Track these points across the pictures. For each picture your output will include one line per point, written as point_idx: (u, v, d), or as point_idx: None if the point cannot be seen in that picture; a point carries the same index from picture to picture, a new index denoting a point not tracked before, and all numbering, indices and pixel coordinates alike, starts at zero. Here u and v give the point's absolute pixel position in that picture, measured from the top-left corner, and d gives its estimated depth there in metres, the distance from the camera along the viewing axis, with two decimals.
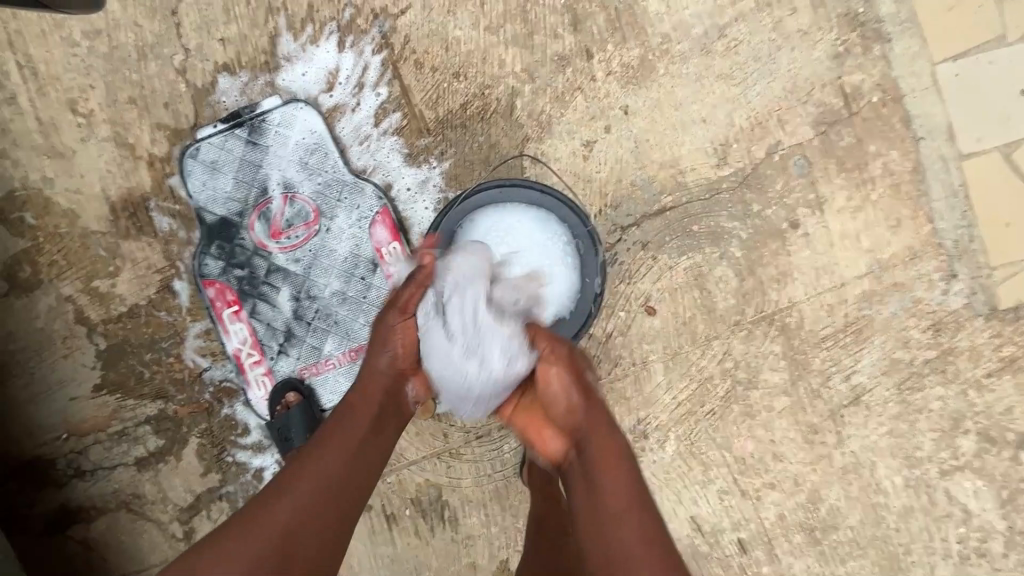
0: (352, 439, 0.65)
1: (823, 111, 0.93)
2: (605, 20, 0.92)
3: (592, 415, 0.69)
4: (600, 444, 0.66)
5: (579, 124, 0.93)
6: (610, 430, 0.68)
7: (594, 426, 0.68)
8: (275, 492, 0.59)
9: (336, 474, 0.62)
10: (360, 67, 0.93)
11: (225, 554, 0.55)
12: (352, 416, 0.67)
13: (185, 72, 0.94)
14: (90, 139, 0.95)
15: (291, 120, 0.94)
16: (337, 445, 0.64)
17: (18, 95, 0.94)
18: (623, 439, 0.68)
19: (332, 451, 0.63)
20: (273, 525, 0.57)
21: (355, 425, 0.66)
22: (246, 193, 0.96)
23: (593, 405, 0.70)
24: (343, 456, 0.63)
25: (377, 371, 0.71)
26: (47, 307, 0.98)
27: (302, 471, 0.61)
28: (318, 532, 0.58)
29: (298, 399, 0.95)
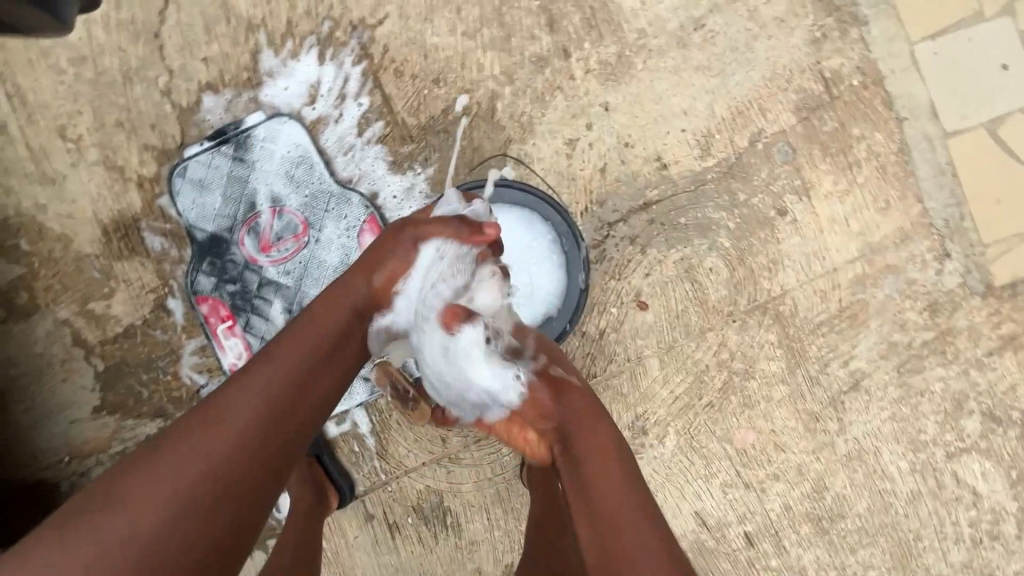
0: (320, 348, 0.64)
1: (803, 97, 0.93)
2: (581, 19, 0.93)
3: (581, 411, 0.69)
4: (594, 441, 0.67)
5: (561, 123, 0.93)
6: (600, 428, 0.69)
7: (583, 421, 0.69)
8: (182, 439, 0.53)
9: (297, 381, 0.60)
10: (340, 78, 0.94)
11: (88, 514, 0.49)
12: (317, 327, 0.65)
13: (169, 93, 0.95)
14: (80, 164, 0.97)
15: (275, 134, 0.95)
16: (279, 367, 0.60)
17: (8, 124, 0.96)
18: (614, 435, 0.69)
19: (270, 374, 0.59)
20: (174, 482, 0.51)
21: (299, 348, 0.62)
22: (235, 209, 0.97)
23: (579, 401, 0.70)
24: (283, 379, 0.59)
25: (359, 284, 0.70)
26: (46, 331, 1.00)
27: (232, 395, 0.56)
28: (232, 479, 0.53)
29: None
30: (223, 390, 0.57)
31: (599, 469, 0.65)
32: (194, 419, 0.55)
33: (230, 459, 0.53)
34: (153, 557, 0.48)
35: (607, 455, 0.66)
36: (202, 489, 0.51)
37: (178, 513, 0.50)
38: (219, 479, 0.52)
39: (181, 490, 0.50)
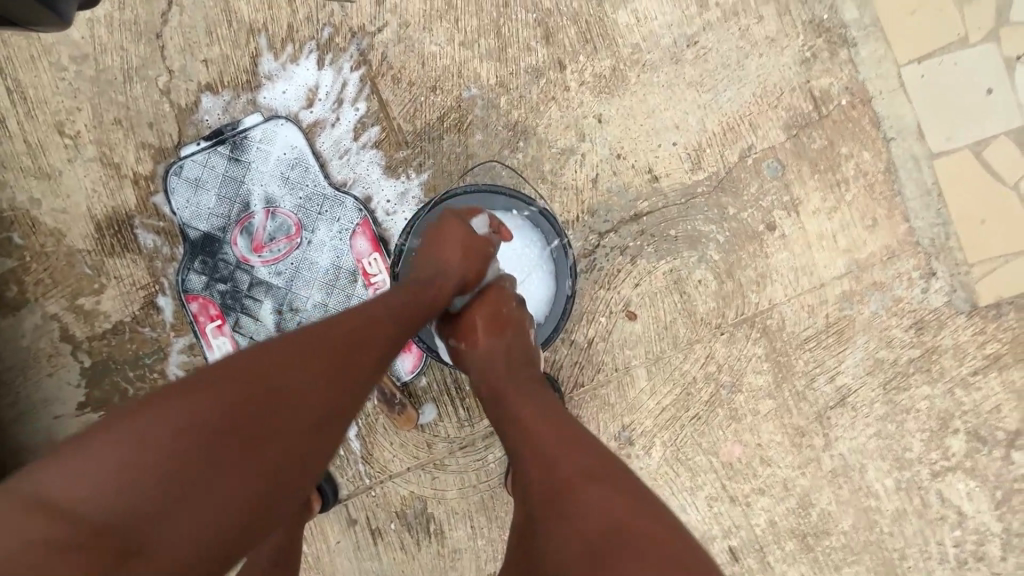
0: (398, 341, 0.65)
1: (793, 114, 0.94)
2: (576, 32, 0.95)
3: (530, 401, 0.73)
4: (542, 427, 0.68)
5: (554, 133, 0.95)
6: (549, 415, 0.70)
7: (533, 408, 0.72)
8: (273, 386, 0.51)
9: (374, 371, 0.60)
10: (339, 83, 0.95)
11: (135, 438, 0.45)
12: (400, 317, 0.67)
13: (169, 93, 0.96)
14: (77, 160, 0.98)
15: (272, 136, 0.96)
16: (359, 349, 0.59)
17: (7, 118, 0.97)
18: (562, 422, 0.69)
19: (355, 351, 0.59)
20: (251, 436, 0.49)
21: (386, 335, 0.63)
22: (229, 209, 0.97)
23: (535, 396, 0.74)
24: (363, 365, 0.59)
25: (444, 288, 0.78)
26: (34, 325, 1.00)
27: (322, 357, 0.55)
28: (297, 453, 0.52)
29: None
30: (317, 347, 0.56)
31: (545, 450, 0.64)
32: (278, 366, 0.53)
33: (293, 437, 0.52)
34: (205, 511, 0.46)
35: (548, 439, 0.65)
36: (264, 464, 0.50)
37: (245, 473, 0.49)
38: (283, 450, 0.51)
39: (255, 448, 0.49)
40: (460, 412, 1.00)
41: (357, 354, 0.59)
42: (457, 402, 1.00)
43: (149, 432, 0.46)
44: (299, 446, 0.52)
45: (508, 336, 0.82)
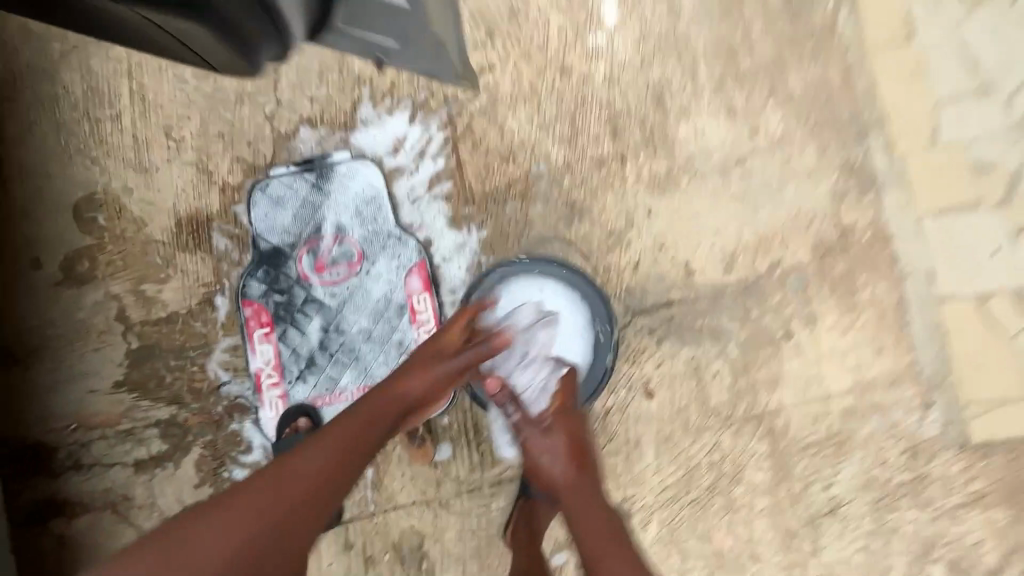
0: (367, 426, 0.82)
1: (820, 239, 1.05)
2: (642, 133, 1.06)
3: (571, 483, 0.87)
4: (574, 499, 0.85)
5: (607, 217, 1.05)
6: (586, 493, 0.86)
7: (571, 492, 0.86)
8: (263, 482, 0.70)
9: (349, 449, 0.78)
10: (424, 138, 1.06)
11: (184, 551, 0.63)
12: (358, 411, 0.83)
13: (271, 119, 1.07)
14: (174, 161, 1.07)
15: (355, 173, 1.06)
16: (334, 442, 0.77)
17: (123, 114, 1.08)
18: (596, 495, 0.86)
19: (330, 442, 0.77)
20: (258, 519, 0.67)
21: (350, 424, 0.81)
22: (301, 229, 1.06)
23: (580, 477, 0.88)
24: (337, 446, 0.77)
25: (403, 393, 0.87)
26: (94, 301, 1.07)
27: (302, 454, 0.74)
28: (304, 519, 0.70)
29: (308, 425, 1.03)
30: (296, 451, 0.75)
31: (580, 509, 0.84)
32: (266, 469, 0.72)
33: (314, 512, 0.71)
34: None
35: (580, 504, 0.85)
36: (288, 529, 0.69)
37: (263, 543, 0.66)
38: (290, 520, 0.69)
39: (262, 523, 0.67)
40: (473, 456, 1.05)
41: (331, 441, 0.77)
42: (472, 446, 1.05)
43: (177, 543, 0.63)
44: (306, 516, 0.70)
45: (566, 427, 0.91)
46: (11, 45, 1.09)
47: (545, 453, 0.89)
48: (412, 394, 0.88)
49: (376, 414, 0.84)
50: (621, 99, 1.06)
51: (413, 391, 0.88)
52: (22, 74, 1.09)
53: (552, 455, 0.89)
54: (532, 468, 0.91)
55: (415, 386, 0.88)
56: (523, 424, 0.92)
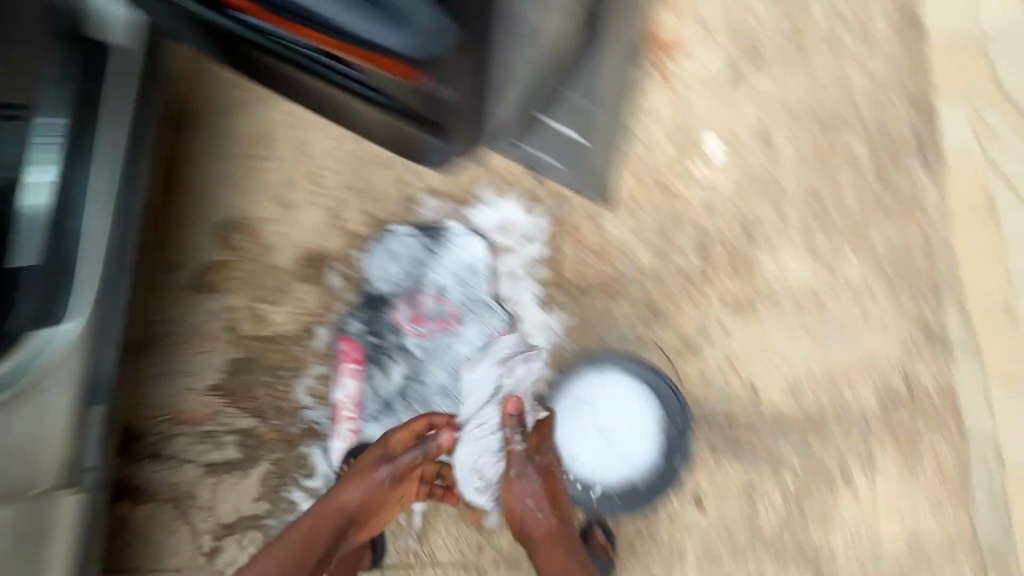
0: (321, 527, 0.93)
1: (887, 389, 1.10)
2: (728, 258, 1.15)
3: (547, 529, 0.97)
4: (545, 541, 0.97)
5: (685, 327, 1.13)
6: (556, 538, 0.97)
7: (547, 538, 0.97)
8: None
9: (304, 550, 0.90)
10: (530, 224, 1.19)
11: None
12: (312, 515, 0.93)
13: (402, 184, 1.23)
14: (312, 204, 1.23)
15: (464, 243, 1.19)
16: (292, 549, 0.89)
17: (280, 157, 1.26)
18: (562, 539, 0.97)
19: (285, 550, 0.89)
20: None
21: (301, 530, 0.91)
22: (406, 283, 1.18)
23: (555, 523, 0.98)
24: (292, 553, 0.89)
25: (346, 501, 0.94)
26: (212, 309, 1.20)
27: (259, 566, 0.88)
28: None
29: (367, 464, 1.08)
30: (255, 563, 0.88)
31: (548, 551, 0.96)
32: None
33: None
34: None
35: (553, 546, 0.96)
36: None
37: None
38: None
39: None
40: None
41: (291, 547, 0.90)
42: None
43: None
44: None
45: (544, 478, 0.99)
46: (199, 78, 1.27)
47: (530, 495, 0.97)
48: (352, 500, 0.94)
49: (318, 523, 0.92)
50: (713, 223, 1.17)
51: (359, 497, 0.95)
52: (202, 108, 1.26)
53: (532, 503, 0.97)
54: (510, 508, 0.98)
55: (351, 495, 0.94)
56: (512, 459, 0.99)
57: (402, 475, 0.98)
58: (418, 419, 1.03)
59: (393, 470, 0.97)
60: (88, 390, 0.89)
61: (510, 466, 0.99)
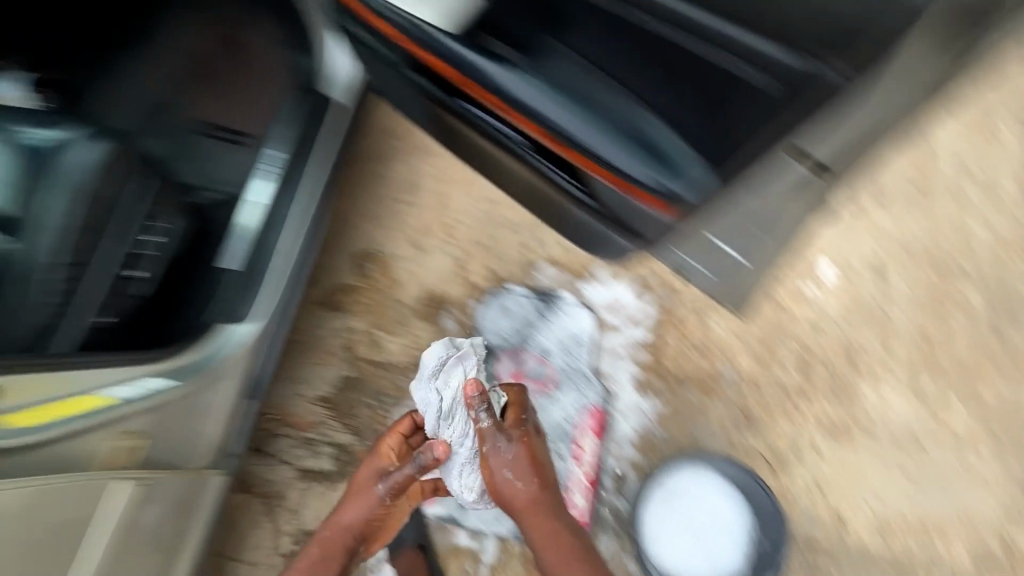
0: (328, 546, 1.02)
1: (981, 549, 1.10)
2: (830, 382, 1.18)
3: (530, 506, 0.98)
4: (533, 518, 0.98)
5: (778, 441, 1.17)
6: (543, 513, 0.98)
7: (531, 512, 0.98)
8: None
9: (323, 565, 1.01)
10: (638, 310, 1.26)
11: None
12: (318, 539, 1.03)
13: (524, 249, 1.33)
14: (441, 252, 1.36)
15: (573, 314, 1.27)
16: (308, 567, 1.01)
17: (419, 203, 1.39)
18: (549, 510, 0.98)
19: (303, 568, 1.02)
20: None
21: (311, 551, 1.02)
22: (514, 341, 1.28)
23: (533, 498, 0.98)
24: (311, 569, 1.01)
25: (343, 524, 1.03)
26: (335, 327, 1.32)
27: None
28: None
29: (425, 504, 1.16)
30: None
31: (541, 529, 0.98)
32: None
33: None
34: None
35: (542, 522, 0.98)
36: None
37: None
38: None
39: None
40: None
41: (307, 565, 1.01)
42: None
43: None
44: None
45: (508, 457, 0.98)
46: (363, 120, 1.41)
47: (505, 466, 0.97)
48: (354, 519, 1.03)
49: (326, 545, 1.02)
50: (819, 344, 1.20)
51: (353, 522, 1.03)
52: (360, 148, 1.41)
53: (508, 480, 0.98)
54: (490, 482, 0.99)
55: (353, 514, 1.03)
56: (484, 438, 0.98)
57: (401, 487, 1.03)
58: (392, 434, 1.07)
59: (392, 482, 1.03)
60: (253, 387, 1.06)
61: (482, 443, 0.98)
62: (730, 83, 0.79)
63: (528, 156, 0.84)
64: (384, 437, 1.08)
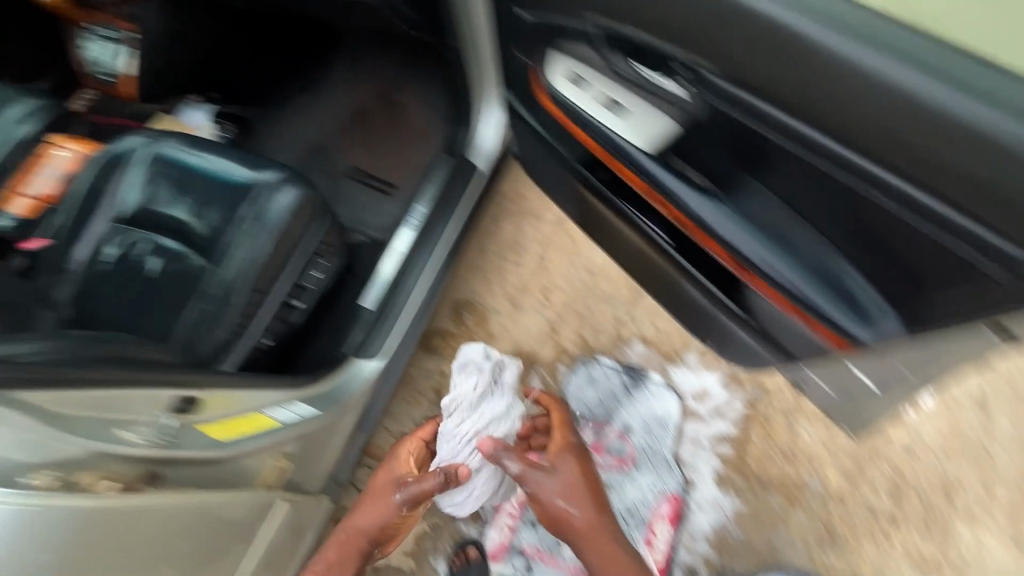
0: (347, 547, 1.04)
1: None
2: (923, 513, 1.14)
3: (577, 521, 0.98)
4: (583, 535, 0.97)
5: (861, 565, 1.14)
6: (590, 528, 0.97)
7: (579, 527, 0.97)
8: None
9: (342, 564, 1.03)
10: (726, 403, 1.27)
11: None
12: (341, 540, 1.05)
13: (618, 324, 1.37)
14: (537, 313, 1.42)
15: (659, 397, 1.29)
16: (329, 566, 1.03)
17: (522, 264, 1.46)
18: (598, 525, 0.98)
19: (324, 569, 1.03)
20: None
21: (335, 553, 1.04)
22: (597, 412, 1.31)
23: (577, 514, 0.98)
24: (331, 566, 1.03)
25: (362, 525, 1.05)
26: (427, 369, 1.39)
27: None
28: None
29: (478, 557, 1.20)
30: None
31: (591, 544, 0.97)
32: None
33: None
34: None
35: (591, 539, 0.97)
36: None
37: None
38: None
39: None
40: None
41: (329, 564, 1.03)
42: None
43: None
44: None
45: (545, 473, 1.01)
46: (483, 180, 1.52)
47: (558, 495, 0.99)
48: (372, 528, 1.05)
49: (346, 546, 1.04)
50: (915, 471, 1.16)
51: (374, 526, 1.05)
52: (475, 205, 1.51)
53: (552, 496, 0.99)
54: (543, 513, 1.01)
55: (369, 520, 1.05)
56: (526, 475, 1.01)
57: (419, 499, 1.04)
58: (412, 440, 1.14)
59: (410, 493, 1.03)
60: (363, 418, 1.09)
61: (524, 479, 1.01)
62: (931, 250, 0.49)
63: (655, 235, 0.79)
64: (400, 445, 1.14)
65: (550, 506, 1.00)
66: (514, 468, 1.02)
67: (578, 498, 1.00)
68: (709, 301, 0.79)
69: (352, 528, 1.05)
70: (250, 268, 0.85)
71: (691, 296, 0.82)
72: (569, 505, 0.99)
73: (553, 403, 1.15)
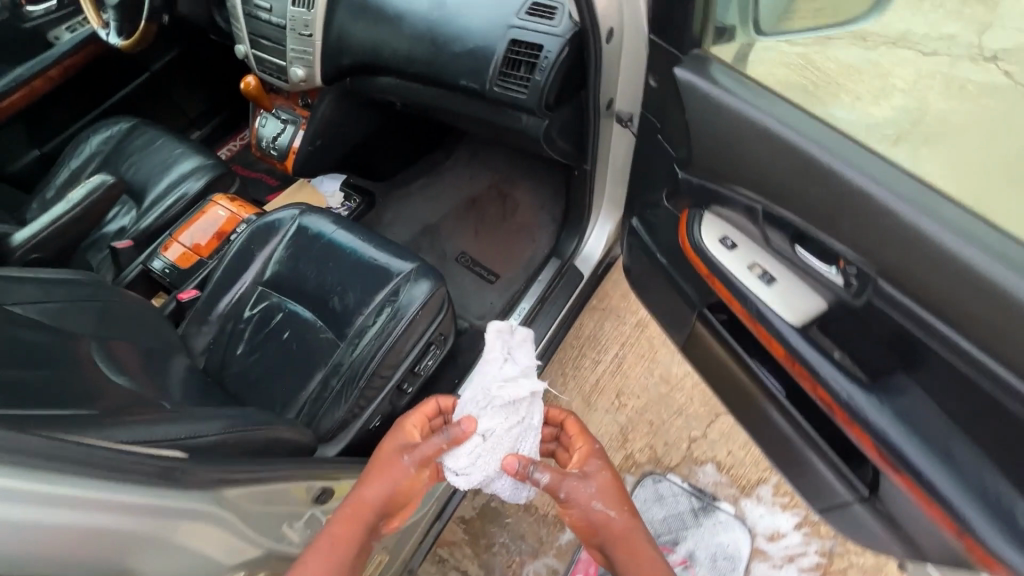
0: (338, 543, 0.65)
1: None
2: None
3: (618, 529, 0.70)
4: (628, 550, 0.69)
5: None
6: (638, 537, 0.69)
7: (623, 539, 0.69)
8: None
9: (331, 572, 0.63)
10: (800, 549, 1.21)
11: None
12: (329, 532, 0.66)
13: (692, 442, 1.35)
14: (611, 414, 1.41)
15: (727, 529, 1.25)
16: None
17: (601, 362, 1.47)
18: (644, 533, 0.71)
19: None
20: None
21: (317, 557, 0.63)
22: (662, 532, 1.27)
23: (620, 519, 0.71)
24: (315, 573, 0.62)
25: (365, 501, 0.68)
26: None
27: None
28: None
29: None
30: None
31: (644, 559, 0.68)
32: None
33: None
34: None
35: (642, 554, 0.68)
36: None
37: None
38: None
39: None
40: None
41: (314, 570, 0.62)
42: None
43: None
44: None
45: (570, 476, 0.74)
46: None
47: (594, 498, 0.71)
48: (380, 499, 0.69)
49: (336, 544, 0.65)
50: None
51: (380, 506, 0.69)
52: None
53: (584, 501, 0.72)
54: (579, 521, 0.72)
55: (376, 495, 0.69)
56: (558, 480, 0.73)
57: (430, 462, 0.74)
58: (416, 412, 0.79)
59: (421, 457, 0.72)
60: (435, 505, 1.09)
61: (554, 487, 0.73)
62: None
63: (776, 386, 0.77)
64: (407, 415, 0.79)
65: (581, 511, 0.72)
66: (538, 475, 0.74)
67: (615, 495, 0.72)
68: (826, 467, 0.74)
69: (346, 517, 0.67)
70: (377, 355, 0.91)
71: (781, 432, 0.79)
72: (604, 508, 0.71)
73: (567, 418, 0.85)
